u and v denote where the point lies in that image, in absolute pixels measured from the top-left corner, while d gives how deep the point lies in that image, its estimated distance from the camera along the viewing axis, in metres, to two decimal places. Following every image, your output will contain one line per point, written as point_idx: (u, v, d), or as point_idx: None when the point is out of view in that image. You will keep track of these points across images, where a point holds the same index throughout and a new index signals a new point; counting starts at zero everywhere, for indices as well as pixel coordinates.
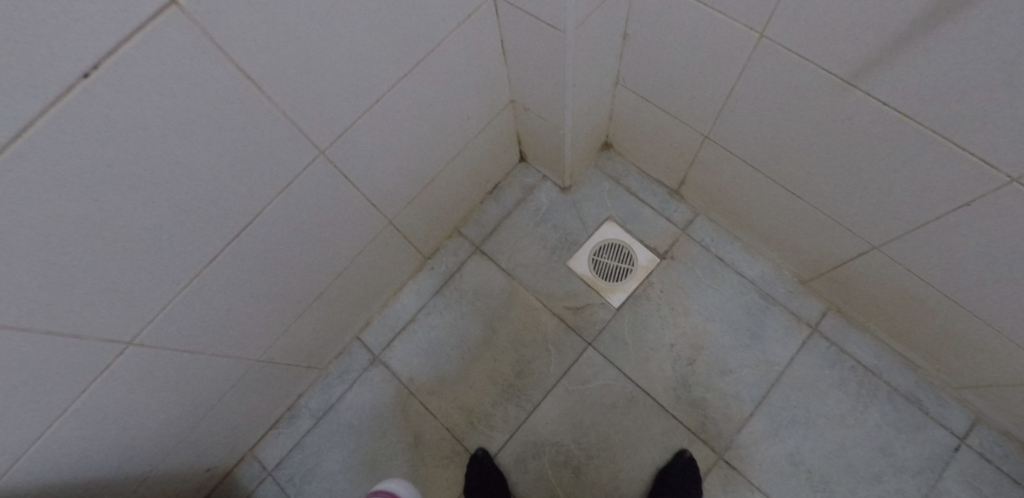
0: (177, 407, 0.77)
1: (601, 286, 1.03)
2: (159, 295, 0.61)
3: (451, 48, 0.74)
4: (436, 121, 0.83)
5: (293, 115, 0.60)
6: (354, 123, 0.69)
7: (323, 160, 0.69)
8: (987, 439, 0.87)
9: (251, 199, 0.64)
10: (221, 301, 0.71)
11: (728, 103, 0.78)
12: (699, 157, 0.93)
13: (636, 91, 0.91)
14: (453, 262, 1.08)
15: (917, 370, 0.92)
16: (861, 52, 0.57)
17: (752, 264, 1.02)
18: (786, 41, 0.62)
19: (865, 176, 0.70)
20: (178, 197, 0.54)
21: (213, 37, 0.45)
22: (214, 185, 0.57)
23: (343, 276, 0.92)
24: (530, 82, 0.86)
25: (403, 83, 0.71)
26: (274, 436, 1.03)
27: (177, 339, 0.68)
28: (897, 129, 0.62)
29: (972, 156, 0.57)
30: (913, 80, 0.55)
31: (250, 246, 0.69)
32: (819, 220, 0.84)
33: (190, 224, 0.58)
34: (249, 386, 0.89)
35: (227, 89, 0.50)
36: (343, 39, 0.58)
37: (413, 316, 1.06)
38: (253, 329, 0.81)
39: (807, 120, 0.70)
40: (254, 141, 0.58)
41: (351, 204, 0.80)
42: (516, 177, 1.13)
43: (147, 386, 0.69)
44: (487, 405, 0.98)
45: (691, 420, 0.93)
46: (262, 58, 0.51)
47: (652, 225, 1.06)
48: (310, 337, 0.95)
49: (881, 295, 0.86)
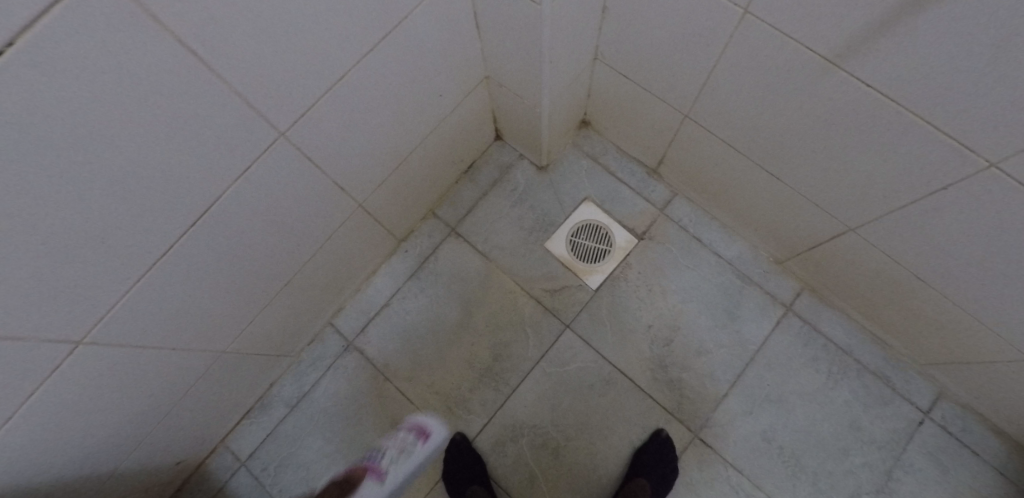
0: (138, 405, 0.74)
1: (579, 268, 1.02)
2: (107, 293, 0.57)
3: (420, 21, 0.68)
4: (405, 99, 0.78)
5: (246, 96, 0.55)
6: (315, 104, 0.64)
7: (283, 144, 0.64)
8: (949, 412, 0.90)
9: (204, 188, 0.59)
10: (178, 295, 0.67)
11: (709, 82, 0.75)
12: (679, 137, 0.91)
13: (615, 68, 0.87)
14: (427, 245, 1.05)
15: (886, 347, 0.94)
16: (848, 32, 0.54)
17: (729, 244, 1.02)
18: (771, 18, 0.59)
19: (845, 158, 0.69)
20: (119, 189, 0.50)
21: (148, 10, 0.40)
22: (160, 174, 0.53)
23: (312, 263, 0.88)
24: (505, 58, 0.82)
25: (367, 59, 0.66)
26: (246, 427, 1.00)
27: (131, 337, 0.64)
28: (880, 112, 0.60)
29: (953, 141, 0.56)
30: (900, 62, 0.53)
31: (206, 237, 0.64)
32: (797, 201, 0.83)
33: (135, 217, 0.54)
34: (215, 378, 0.86)
35: (167, 69, 0.45)
36: (298, 12, 0.52)
37: (387, 301, 1.03)
38: (215, 322, 0.77)
39: (789, 100, 0.68)
40: (203, 125, 0.53)
41: (316, 188, 0.76)
42: (492, 156, 1.10)
43: (101, 386, 0.65)
44: (464, 390, 0.97)
45: (667, 400, 0.94)
46: (207, 34, 0.46)
47: (630, 205, 1.04)
48: (279, 325, 0.91)
49: (855, 276, 0.86)
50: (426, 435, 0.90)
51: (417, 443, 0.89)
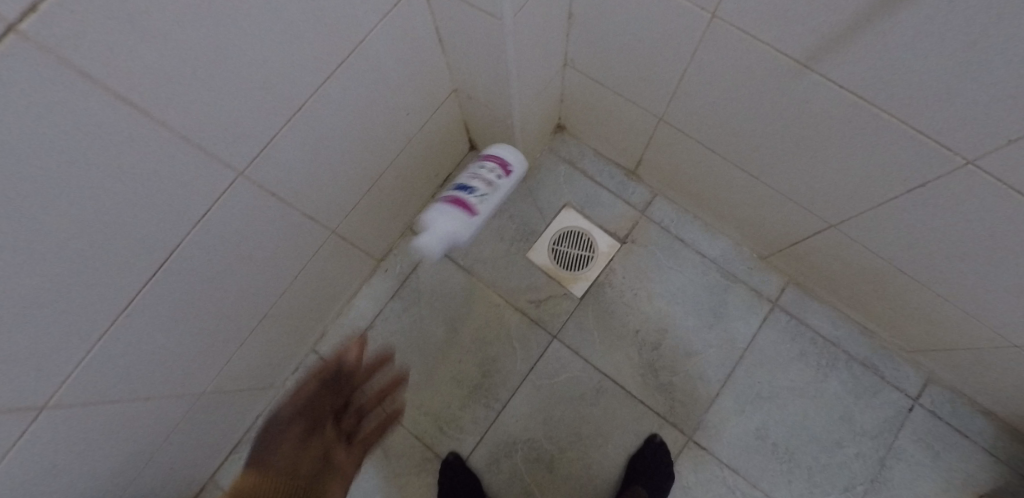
0: (116, 456, 0.71)
1: (563, 276, 1.00)
2: (69, 355, 0.54)
3: (379, 43, 0.66)
4: (371, 122, 0.75)
5: (196, 139, 0.52)
6: (274, 138, 0.61)
7: (243, 182, 0.62)
8: (937, 397, 0.91)
9: (162, 237, 0.56)
10: (147, 345, 0.64)
11: (681, 85, 0.73)
12: (655, 139, 0.89)
13: (586, 73, 0.85)
14: (407, 263, 1.03)
15: (873, 336, 0.94)
16: (817, 35, 0.53)
17: (713, 242, 1.01)
18: (739, 23, 0.58)
19: (822, 157, 0.68)
20: (67, 250, 0.47)
21: (74, 67, 0.37)
22: (111, 229, 0.50)
23: (288, 294, 0.85)
24: (472, 71, 0.79)
25: (326, 87, 0.63)
26: (235, 461, 0.99)
27: (101, 393, 0.61)
28: (855, 113, 0.59)
29: (928, 140, 0.55)
30: (871, 65, 0.52)
31: (171, 284, 0.62)
32: (777, 200, 0.82)
33: (89, 275, 0.51)
34: (197, 419, 0.83)
35: (104, 123, 0.42)
36: (244, 48, 0.50)
37: (371, 323, 1.01)
38: (191, 365, 0.74)
39: (763, 102, 0.66)
40: (153, 174, 0.50)
41: (284, 220, 0.73)
42: (467, 167, 1.08)
43: (73, 445, 0.62)
44: (455, 408, 0.96)
45: (660, 405, 0.94)
46: (145, 82, 0.43)
47: (611, 209, 1.03)
48: (260, 359, 0.89)
49: (838, 269, 0.86)
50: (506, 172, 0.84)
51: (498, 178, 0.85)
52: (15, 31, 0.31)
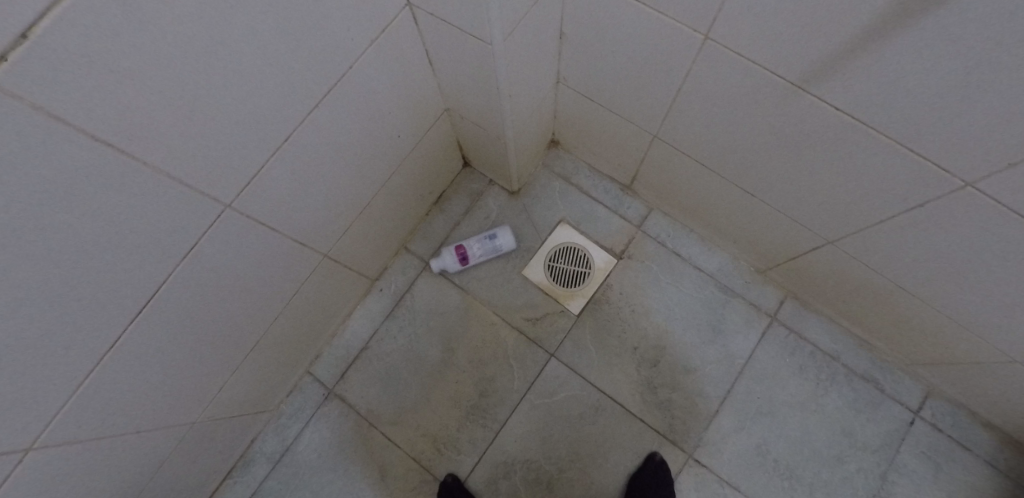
0: (107, 490, 0.70)
1: (559, 293, 0.99)
2: (55, 395, 0.53)
3: (368, 68, 0.65)
4: (362, 145, 0.74)
5: (181, 175, 0.51)
6: (262, 168, 0.60)
7: (232, 213, 0.61)
8: (939, 409, 0.90)
9: (148, 273, 0.55)
10: (137, 379, 0.63)
11: (675, 103, 0.73)
12: (650, 155, 0.89)
13: (579, 90, 0.84)
14: (402, 282, 1.03)
15: (873, 349, 0.93)
16: (812, 58, 0.52)
17: (710, 257, 1.00)
18: (733, 44, 0.57)
19: (818, 177, 0.68)
20: (48, 292, 0.46)
21: (49, 112, 0.36)
22: (94, 268, 0.49)
23: (282, 318, 0.84)
24: (464, 91, 0.78)
25: (314, 114, 0.62)
26: (231, 486, 0.96)
27: (90, 429, 0.60)
28: (851, 134, 0.58)
29: (926, 162, 0.54)
30: (866, 87, 0.51)
31: (161, 317, 0.61)
32: (773, 216, 0.81)
33: (74, 315, 0.50)
34: (191, 448, 0.82)
35: (84, 165, 0.41)
36: (227, 83, 0.49)
37: (366, 343, 1.00)
38: (184, 395, 0.73)
39: (757, 122, 0.66)
40: (137, 212, 0.49)
41: (275, 247, 0.72)
42: (461, 184, 1.07)
43: (63, 483, 0.61)
44: (453, 429, 0.95)
45: (659, 422, 0.93)
46: (124, 123, 0.42)
47: (607, 224, 1.02)
48: (255, 384, 0.88)
49: (836, 284, 0.85)
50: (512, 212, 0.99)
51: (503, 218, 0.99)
52: None
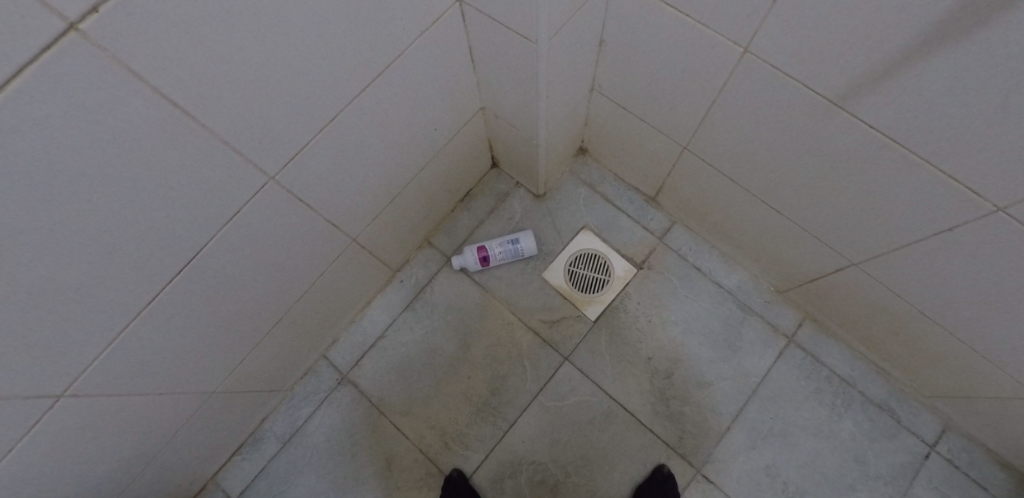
0: (125, 449, 0.72)
1: (577, 298, 1.01)
2: (93, 345, 0.55)
3: (415, 59, 0.67)
4: (400, 135, 0.77)
5: (235, 143, 0.53)
6: (306, 145, 0.62)
7: (274, 186, 0.63)
8: (955, 445, 0.89)
9: (193, 236, 0.58)
10: (168, 341, 0.65)
11: (709, 116, 0.74)
12: (677, 167, 0.90)
13: (612, 99, 0.86)
14: (424, 275, 1.05)
15: (890, 378, 0.93)
16: (849, 76, 0.53)
17: (730, 274, 1.01)
18: (771, 59, 0.59)
19: (846, 197, 0.68)
20: (103, 241, 0.48)
21: (125, 65, 0.39)
22: (144, 224, 0.51)
23: (306, 299, 0.86)
24: (503, 92, 0.81)
25: (361, 98, 0.64)
26: (238, 462, 0.98)
27: (118, 385, 0.62)
28: (883, 155, 0.59)
29: (958, 185, 0.55)
30: (900, 107, 0.52)
31: (197, 282, 0.63)
32: (797, 234, 0.82)
33: (120, 267, 0.52)
34: (207, 418, 0.84)
35: (152, 122, 0.44)
36: (287, 60, 0.51)
37: (383, 332, 1.02)
38: (208, 363, 0.75)
39: (789, 138, 0.67)
40: (192, 174, 0.52)
41: (309, 226, 0.74)
42: (488, 184, 1.09)
43: (86, 435, 0.63)
44: (462, 424, 0.97)
45: (669, 435, 0.93)
46: (190, 85, 0.44)
47: (629, 234, 1.04)
48: (272, 361, 0.90)
49: (857, 308, 0.85)
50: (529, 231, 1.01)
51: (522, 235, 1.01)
52: (74, 29, 0.34)
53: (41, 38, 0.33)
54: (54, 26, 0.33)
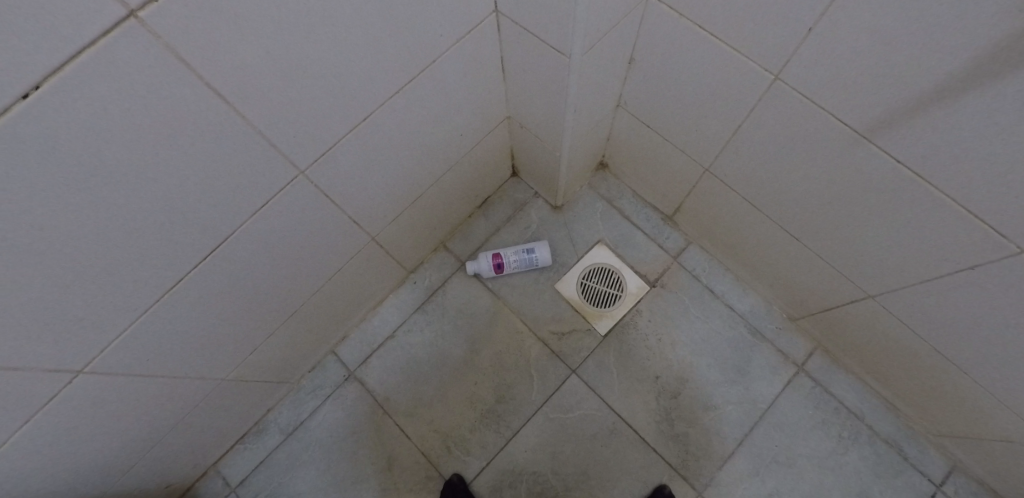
0: (132, 429, 0.73)
1: (588, 311, 1.01)
2: (117, 322, 0.57)
3: (448, 64, 0.69)
4: (428, 137, 0.78)
5: (270, 135, 0.55)
6: (337, 142, 0.64)
7: (302, 180, 0.64)
8: (962, 487, 0.88)
9: (222, 223, 0.59)
10: (186, 324, 0.66)
11: (733, 141, 0.75)
12: (698, 188, 0.91)
13: (637, 116, 0.88)
14: (437, 278, 1.06)
15: (899, 414, 0.92)
16: (877, 110, 0.54)
17: (742, 297, 1.01)
18: (801, 88, 0.59)
19: (865, 230, 0.69)
20: (139, 222, 0.50)
21: (178, 54, 0.40)
22: (177, 209, 0.52)
23: (321, 293, 0.87)
24: (530, 102, 0.82)
25: (394, 99, 0.66)
26: (239, 451, 0.99)
27: (133, 364, 0.63)
28: (908, 191, 0.59)
29: (982, 225, 0.55)
30: (926, 143, 0.53)
31: (218, 269, 0.64)
32: (814, 263, 0.82)
33: (150, 249, 0.53)
34: (214, 403, 0.85)
35: (198, 112, 0.46)
36: (328, 57, 0.52)
37: (393, 332, 1.03)
38: (220, 350, 0.76)
39: (812, 168, 0.68)
40: (226, 164, 0.53)
41: (332, 221, 0.76)
42: (507, 192, 1.11)
43: (99, 411, 0.64)
44: (465, 430, 0.97)
45: (672, 455, 0.93)
46: (235, 77, 0.46)
47: (643, 251, 1.04)
48: (282, 353, 0.91)
49: (871, 342, 0.85)
50: (541, 248, 1.02)
51: (532, 251, 1.02)
52: (134, 15, 0.35)
53: (104, 22, 0.34)
54: (115, 11, 0.34)
